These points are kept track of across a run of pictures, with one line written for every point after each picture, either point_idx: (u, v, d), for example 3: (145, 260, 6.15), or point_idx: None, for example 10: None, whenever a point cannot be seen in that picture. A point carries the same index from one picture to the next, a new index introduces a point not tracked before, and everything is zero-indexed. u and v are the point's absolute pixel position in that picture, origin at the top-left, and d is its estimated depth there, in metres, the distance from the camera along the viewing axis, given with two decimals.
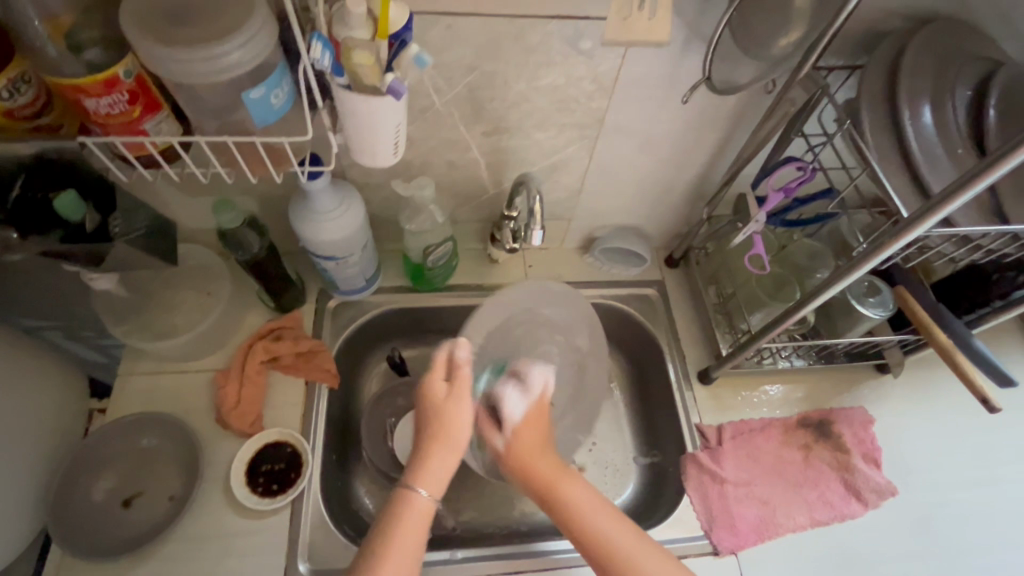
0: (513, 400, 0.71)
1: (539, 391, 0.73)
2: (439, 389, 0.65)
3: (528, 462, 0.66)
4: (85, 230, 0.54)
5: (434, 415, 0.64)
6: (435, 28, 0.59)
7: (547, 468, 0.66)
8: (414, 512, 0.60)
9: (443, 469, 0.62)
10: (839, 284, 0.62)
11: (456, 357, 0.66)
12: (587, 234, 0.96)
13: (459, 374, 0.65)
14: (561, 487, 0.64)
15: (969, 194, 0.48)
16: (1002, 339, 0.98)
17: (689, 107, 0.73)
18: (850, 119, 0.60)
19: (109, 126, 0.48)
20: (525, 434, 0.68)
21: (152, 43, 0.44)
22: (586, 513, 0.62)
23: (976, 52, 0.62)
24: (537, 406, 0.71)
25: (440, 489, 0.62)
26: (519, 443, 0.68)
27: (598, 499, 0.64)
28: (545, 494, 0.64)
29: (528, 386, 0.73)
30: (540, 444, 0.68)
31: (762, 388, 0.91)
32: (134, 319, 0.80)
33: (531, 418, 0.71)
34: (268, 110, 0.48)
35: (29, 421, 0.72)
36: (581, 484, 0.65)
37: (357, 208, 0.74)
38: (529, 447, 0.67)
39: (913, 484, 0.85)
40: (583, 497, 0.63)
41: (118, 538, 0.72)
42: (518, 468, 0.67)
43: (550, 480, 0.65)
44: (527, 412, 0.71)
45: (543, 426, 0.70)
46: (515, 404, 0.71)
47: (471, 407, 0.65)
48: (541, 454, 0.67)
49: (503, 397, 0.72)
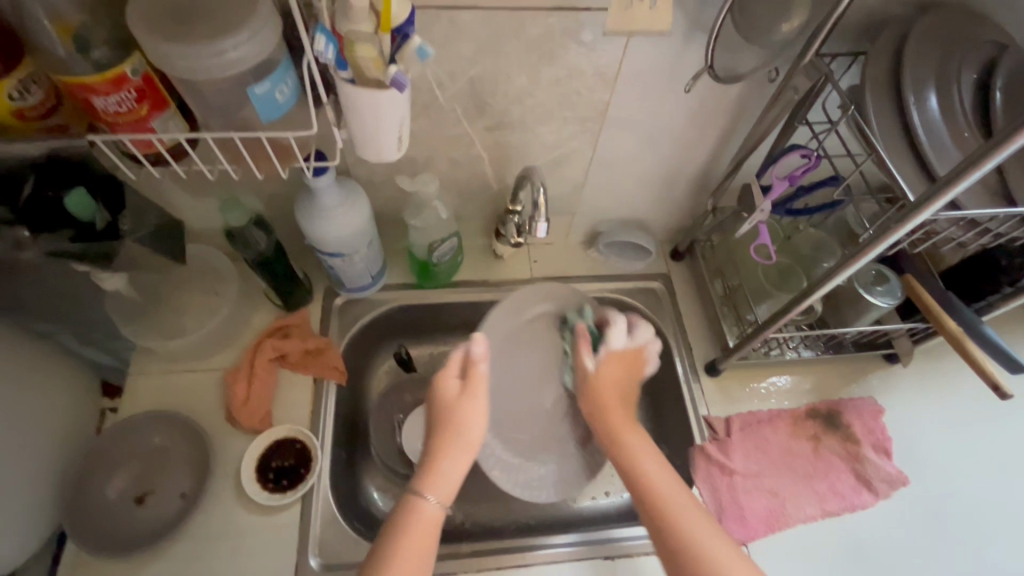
0: (618, 332, 0.75)
1: (638, 343, 0.76)
2: (451, 386, 0.66)
3: (600, 398, 0.71)
4: (95, 229, 0.55)
5: (447, 414, 0.65)
6: (436, 23, 0.60)
7: (620, 419, 0.69)
8: (425, 518, 0.60)
9: (454, 474, 0.63)
10: (846, 271, 0.61)
11: (472, 354, 0.66)
12: (592, 229, 0.96)
13: (473, 373, 0.66)
14: (626, 439, 0.67)
15: (976, 176, 0.48)
16: (1012, 327, 0.97)
17: (692, 98, 0.73)
18: (854, 105, 0.60)
19: (118, 124, 0.49)
20: (608, 381, 0.72)
21: (158, 40, 0.44)
22: (649, 473, 0.64)
23: (980, 36, 0.61)
24: (629, 356, 0.75)
25: (450, 494, 0.62)
26: (603, 377, 0.72)
27: (658, 456, 0.66)
28: (612, 441, 0.68)
29: (635, 333, 0.77)
30: (615, 390, 0.72)
31: (769, 379, 0.90)
32: (144, 319, 0.81)
33: (623, 360, 0.75)
34: (273, 105, 0.49)
35: (42, 420, 0.72)
36: (649, 443, 0.67)
37: (362, 204, 0.74)
38: (610, 394, 0.71)
39: (924, 474, 0.85)
40: (645, 453, 0.66)
41: (130, 536, 0.73)
42: (596, 409, 0.71)
43: (618, 429, 0.68)
44: (613, 353, 0.74)
45: (626, 379, 0.74)
46: (618, 338, 0.75)
47: (485, 404, 0.66)
48: (619, 406, 0.70)
49: (612, 324, 0.76)
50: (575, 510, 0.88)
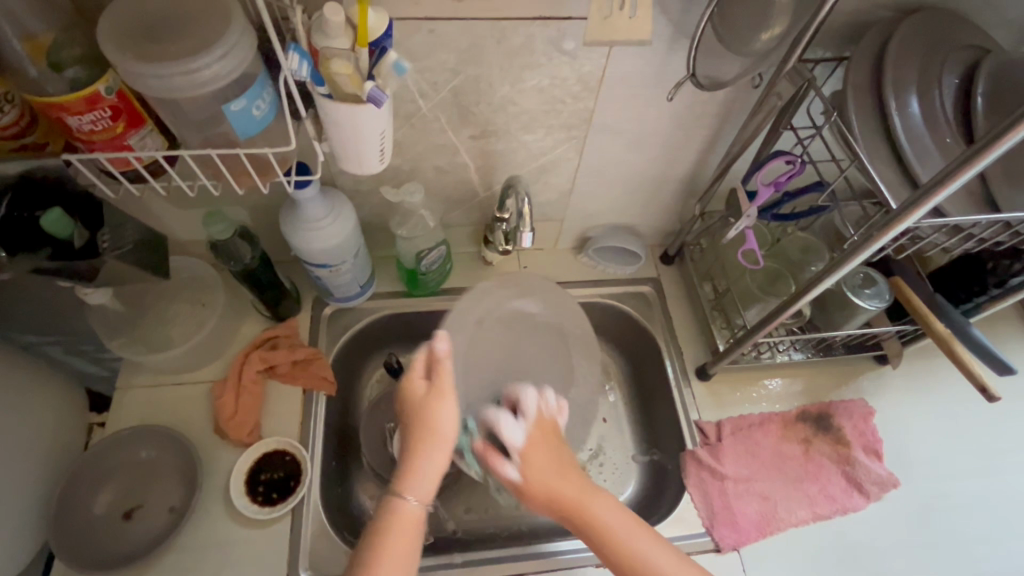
0: (510, 423, 0.68)
1: (535, 412, 0.69)
2: (418, 386, 0.66)
3: (549, 488, 0.63)
4: (74, 246, 0.54)
5: (416, 413, 0.64)
6: (417, 34, 0.59)
7: (572, 490, 0.63)
8: (406, 518, 0.59)
9: (431, 473, 0.62)
10: (832, 277, 0.61)
11: (436, 352, 0.66)
12: (581, 233, 0.96)
13: (439, 370, 0.65)
14: (591, 507, 0.62)
15: (958, 183, 0.48)
16: (1001, 327, 0.98)
17: (675, 104, 0.73)
18: (836, 111, 0.60)
19: (93, 142, 0.48)
20: (534, 456, 0.64)
21: (131, 59, 0.44)
22: (616, 532, 0.61)
23: (962, 40, 0.61)
24: (540, 428, 0.68)
25: (430, 493, 0.62)
26: (532, 473, 0.64)
27: (619, 509, 0.63)
28: (574, 522, 0.62)
29: (524, 408, 0.70)
30: (558, 469, 0.64)
31: (761, 383, 0.90)
32: (131, 332, 0.81)
33: (535, 436, 0.67)
34: (251, 121, 0.48)
35: (28, 437, 0.72)
36: (610, 502, 0.63)
37: (347, 215, 0.74)
38: (542, 470, 0.64)
39: (914, 475, 0.85)
40: (614, 520, 0.62)
41: (118, 552, 0.73)
42: (539, 494, 0.63)
43: (575, 499, 0.62)
44: (529, 440, 0.66)
45: (551, 446, 0.67)
46: (514, 431, 0.67)
47: (454, 401, 0.65)
48: (559, 477, 0.64)
49: (499, 421, 0.68)
50: None
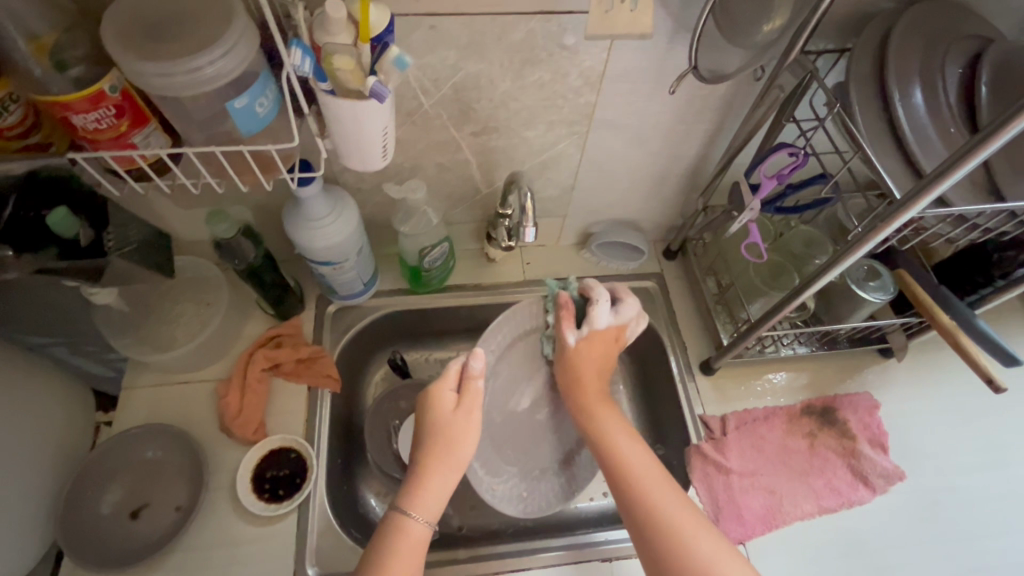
0: (604, 310, 0.71)
1: (625, 321, 0.73)
2: (447, 399, 0.65)
3: (581, 369, 0.71)
4: (79, 245, 0.55)
5: (438, 426, 0.64)
6: (418, 31, 0.59)
7: (597, 388, 0.71)
8: (410, 537, 0.61)
9: (441, 491, 0.63)
10: (836, 269, 0.61)
11: (471, 370, 0.67)
12: (584, 229, 0.96)
13: (469, 388, 0.66)
14: (601, 408, 0.70)
15: (960, 173, 0.48)
16: (1006, 319, 0.97)
17: (677, 98, 0.72)
18: (839, 103, 0.60)
19: (97, 141, 0.48)
20: (595, 346, 0.72)
21: (134, 58, 0.44)
22: (615, 437, 0.67)
23: (965, 30, 0.61)
24: (614, 334, 0.73)
25: (436, 513, 0.63)
26: (584, 352, 0.71)
27: (627, 426, 0.69)
28: (583, 409, 0.70)
29: (620, 309, 0.73)
30: (600, 365, 0.72)
31: (765, 376, 0.90)
32: (136, 333, 0.81)
33: (607, 339, 0.72)
34: (254, 119, 0.48)
35: (35, 436, 0.72)
36: (615, 411, 0.70)
37: (350, 213, 0.74)
38: (587, 361, 0.72)
39: (920, 468, 0.85)
40: (615, 423, 0.69)
41: (125, 550, 0.73)
42: (569, 373, 0.72)
43: (590, 397, 0.71)
44: (601, 331, 0.72)
45: (609, 353, 0.73)
46: (604, 316, 0.71)
47: (479, 421, 0.66)
48: (597, 374, 0.72)
49: (596, 301, 0.71)
50: (574, 512, 0.88)
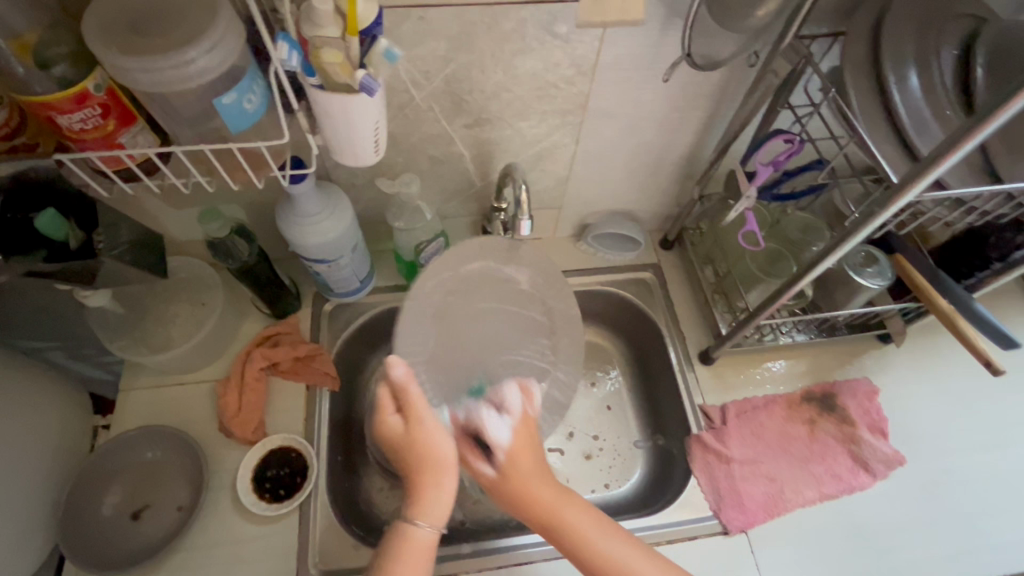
0: (496, 424, 0.69)
1: (520, 411, 0.71)
2: (394, 422, 0.65)
3: (522, 494, 0.64)
4: (70, 247, 0.54)
5: (403, 445, 0.65)
6: (407, 22, 0.58)
7: (548, 494, 0.63)
8: (417, 545, 0.61)
9: (445, 500, 0.64)
10: (834, 256, 0.61)
11: (397, 380, 0.65)
12: (580, 221, 0.96)
13: (408, 398, 0.65)
14: (564, 515, 0.63)
15: (957, 156, 0.47)
16: (1003, 301, 0.97)
17: (671, 87, 0.72)
18: (833, 87, 0.59)
19: (84, 141, 0.47)
20: (514, 459, 0.66)
21: (119, 55, 0.43)
22: (592, 536, 0.62)
23: (959, 10, 0.61)
24: (524, 427, 0.69)
25: (442, 518, 0.63)
26: (513, 467, 0.65)
27: (596, 517, 0.64)
28: (548, 532, 0.63)
29: (508, 407, 0.71)
30: (533, 471, 0.65)
31: (764, 364, 0.90)
32: (132, 334, 0.80)
33: (521, 434, 0.69)
34: (242, 115, 0.48)
35: (33, 440, 0.72)
36: (592, 514, 0.64)
37: (343, 208, 0.73)
38: (527, 472, 0.65)
39: (920, 452, 0.85)
40: (586, 524, 0.63)
41: (128, 551, 0.73)
42: (515, 502, 0.64)
43: (551, 509, 0.63)
44: (512, 442, 0.67)
45: (532, 446, 0.68)
46: (500, 430, 0.68)
47: (432, 417, 0.66)
48: (539, 479, 0.65)
49: (484, 423, 0.69)
50: None
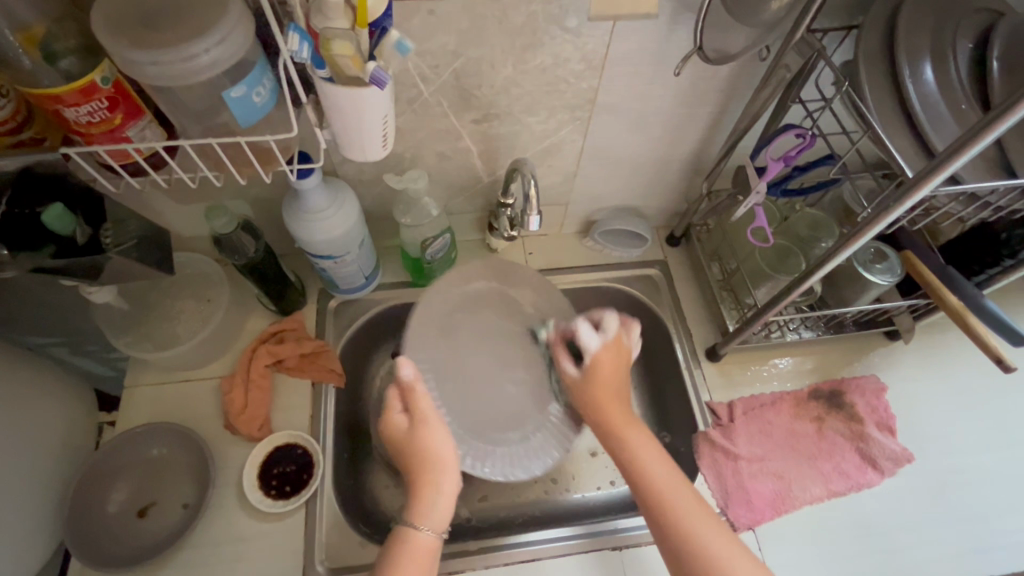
0: (589, 334, 0.73)
1: (614, 335, 0.73)
2: (398, 420, 0.68)
3: (596, 401, 0.70)
4: (77, 243, 0.54)
5: (406, 445, 0.66)
6: (417, 15, 0.58)
7: (618, 414, 0.69)
8: (419, 548, 0.62)
9: (445, 502, 0.64)
10: (846, 251, 0.60)
11: (404, 379, 0.67)
12: (587, 217, 0.95)
13: (414, 396, 0.67)
14: (627, 434, 0.67)
15: (976, 150, 0.46)
16: (1011, 299, 0.97)
17: (681, 81, 0.71)
18: (847, 80, 0.59)
19: (92, 134, 0.47)
20: (603, 372, 0.71)
21: (128, 47, 0.43)
22: (645, 461, 0.65)
23: (975, 3, 0.60)
24: (608, 354, 0.72)
25: (442, 523, 0.64)
26: (600, 374, 0.71)
27: (655, 446, 0.67)
28: (610, 434, 0.68)
29: (605, 329, 0.74)
30: (609, 392, 0.71)
31: (771, 361, 0.90)
32: (137, 330, 0.80)
33: (604, 358, 0.72)
34: (251, 109, 0.47)
35: (39, 436, 0.72)
36: (649, 443, 0.67)
37: (350, 204, 0.73)
38: (608, 384, 0.71)
39: (927, 449, 0.85)
40: (646, 450, 0.66)
41: (134, 548, 0.73)
42: (590, 406, 0.71)
43: (617, 425, 0.68)
44: (599, 354, 0.72)
45: (620, 370, 0.72)
46: (591, 339, 0.73)
47: (437, 420, 0.67)
48: (617, 400, 0.70)
49: (578, 327, 0.74)
50: (583, 500, 0.88)
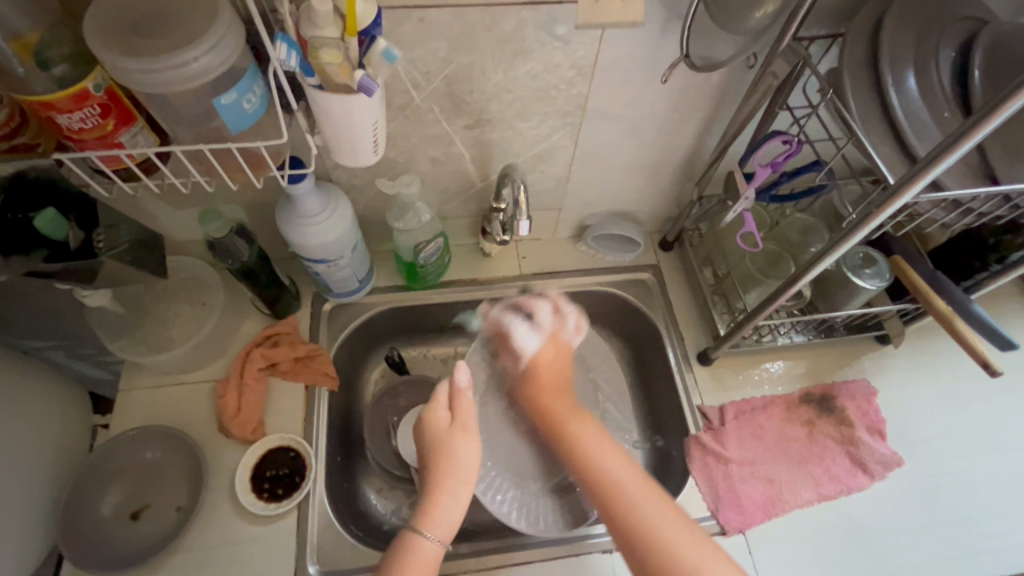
0: (524, 331, 0.82)
1: (551, 330, 0.82)
2: (440, 417, 0.71)
3: (539, 395, 0.77)
4: (69, 247, 0.55)
5: (438, 445, 0.69)
6: (407, 23, 0.59)
7: (562, 408, 0.75)
8: (424, 557, 0.62)
9: (453, 511, 0.66)
10: (831, 256, 0.61)
11: (456, 383, 0.72)
12: (580, 222, 0.96)
13: (459, 401, 0.72)
14: (573, 427, 0.72)
15: (955, 157, 0.47)
16: (1002, 304, 0.97)
17: (670, 88, 0.72)
18: (831, 88, 0.60)
19: (84, 140, 0.48)
20: (540, 367, 0.79)
21: (119, 55, 0.44)
22: (593, 452, 0.69)
23: (958, 12, 0.61)
24: (552, 347, 0.80)
25: (448, 533, 0.65)
26: (538, 370, 0.79)
27: (605, 439, 0.70)
28: (557, 429, 0.73)
29: (541, 324, 0.82)
30: (547, 386, 0.78)
31: (763, 365, 0.90)
32: (132, 334, 0.80)
33: (547, 353, 0.80)
34: (242, 115, 0.48)
35: (32, 439, 0.72)
36: (592, 429, 0.72)
37: (344, 209, 0.73)
38: (547, 381, 0.78)
39: (918, 453, 0.85)
40: (592, 441, 0.70)
41: (127, 550, 0.73)
42: (534, 400, 0.77)
43: (562, 420, 0.73)
44: (538, 353, 0.80)
45: (556, 366, 0.80)
46: (528, 339, 0.81)
47: (474, 430, 0.71)
48: (556, 396, 0.77)
49: (515, 328, 0.82)
50: None
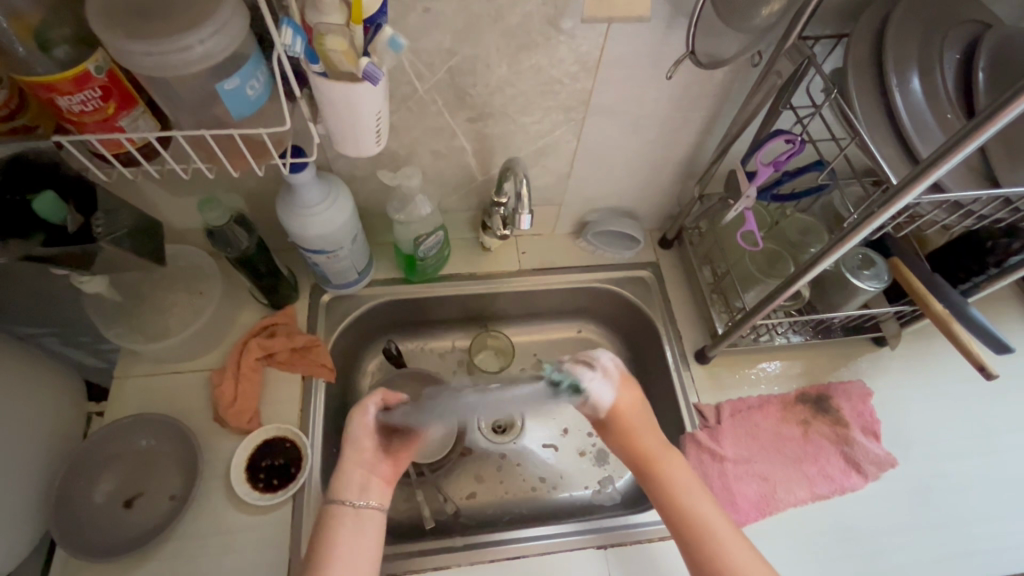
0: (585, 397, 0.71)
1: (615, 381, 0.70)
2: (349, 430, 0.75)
3: (631, 435, 0.70)
4: (67, 231, 0.54)
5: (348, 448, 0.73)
6: (412, 14, 0.58)
7: (653, 444, 0.69)
8: (348, 523, 0.63)
9: (363, 480, 0.67)
10: (832, 256, 0.61)
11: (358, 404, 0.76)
12: (580, 218, 0.96)
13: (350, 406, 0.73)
14: (664, 465, 0.68)
15: (957, 159, 0.47)
16: (997, 308, 0.98)
17: (674, 84, 0.72)
18: (836, 89, 0.60)
19: (84, 124, 0.47)
20: (630, 412, 0.70)
21: (122, 38, 0.43)
22: (681, 489, 0.67)
23: (963, 15, 0.61)
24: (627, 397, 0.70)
25: (369, 494, 0.66)
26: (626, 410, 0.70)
27: (691, 474, 0.69)
28: (643, 464, 0.69)
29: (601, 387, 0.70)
30: (641, 429, 0.70)
31: (760, 365, 0.90)
32: (128, 321, 0.80)
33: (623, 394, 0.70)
34: (245, 101, 0.47)
35: (27, 424, 0.72)
36: (682, 464, 0.69)
37: (344, 199, 0.73)
38: (639, 422, 0.70)
39: (912, 453, 0.86)
40: (682, 478, 0.68)
41: (119, 539, 0.72)
42: (621, 439, 0.70)
43: (651, 456, 0.69)
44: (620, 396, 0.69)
45: (639, 410, 0.70)
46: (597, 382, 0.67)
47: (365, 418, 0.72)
48: (646, 432, 0.70)
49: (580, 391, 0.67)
50: (569, 499, 0.88)
